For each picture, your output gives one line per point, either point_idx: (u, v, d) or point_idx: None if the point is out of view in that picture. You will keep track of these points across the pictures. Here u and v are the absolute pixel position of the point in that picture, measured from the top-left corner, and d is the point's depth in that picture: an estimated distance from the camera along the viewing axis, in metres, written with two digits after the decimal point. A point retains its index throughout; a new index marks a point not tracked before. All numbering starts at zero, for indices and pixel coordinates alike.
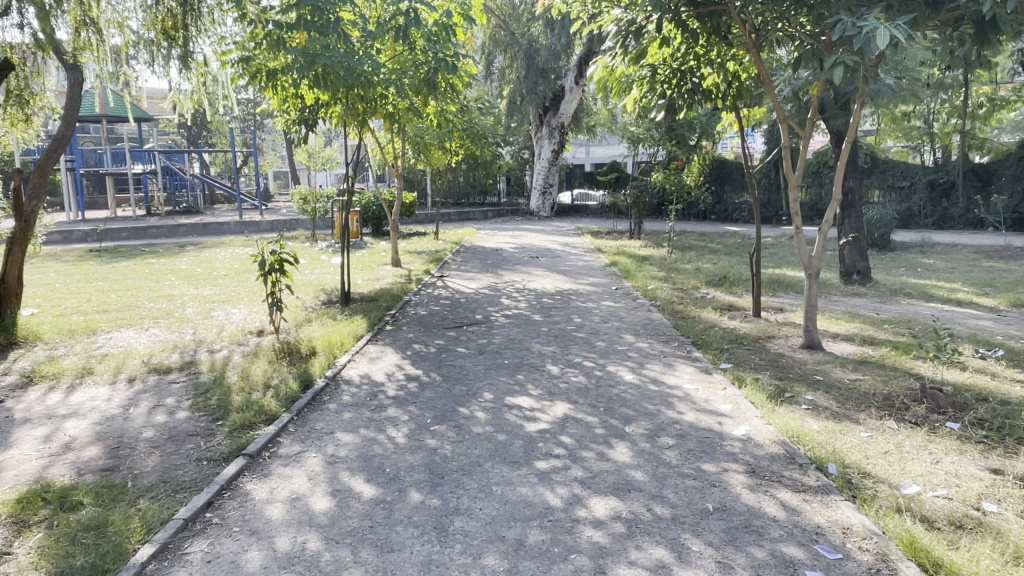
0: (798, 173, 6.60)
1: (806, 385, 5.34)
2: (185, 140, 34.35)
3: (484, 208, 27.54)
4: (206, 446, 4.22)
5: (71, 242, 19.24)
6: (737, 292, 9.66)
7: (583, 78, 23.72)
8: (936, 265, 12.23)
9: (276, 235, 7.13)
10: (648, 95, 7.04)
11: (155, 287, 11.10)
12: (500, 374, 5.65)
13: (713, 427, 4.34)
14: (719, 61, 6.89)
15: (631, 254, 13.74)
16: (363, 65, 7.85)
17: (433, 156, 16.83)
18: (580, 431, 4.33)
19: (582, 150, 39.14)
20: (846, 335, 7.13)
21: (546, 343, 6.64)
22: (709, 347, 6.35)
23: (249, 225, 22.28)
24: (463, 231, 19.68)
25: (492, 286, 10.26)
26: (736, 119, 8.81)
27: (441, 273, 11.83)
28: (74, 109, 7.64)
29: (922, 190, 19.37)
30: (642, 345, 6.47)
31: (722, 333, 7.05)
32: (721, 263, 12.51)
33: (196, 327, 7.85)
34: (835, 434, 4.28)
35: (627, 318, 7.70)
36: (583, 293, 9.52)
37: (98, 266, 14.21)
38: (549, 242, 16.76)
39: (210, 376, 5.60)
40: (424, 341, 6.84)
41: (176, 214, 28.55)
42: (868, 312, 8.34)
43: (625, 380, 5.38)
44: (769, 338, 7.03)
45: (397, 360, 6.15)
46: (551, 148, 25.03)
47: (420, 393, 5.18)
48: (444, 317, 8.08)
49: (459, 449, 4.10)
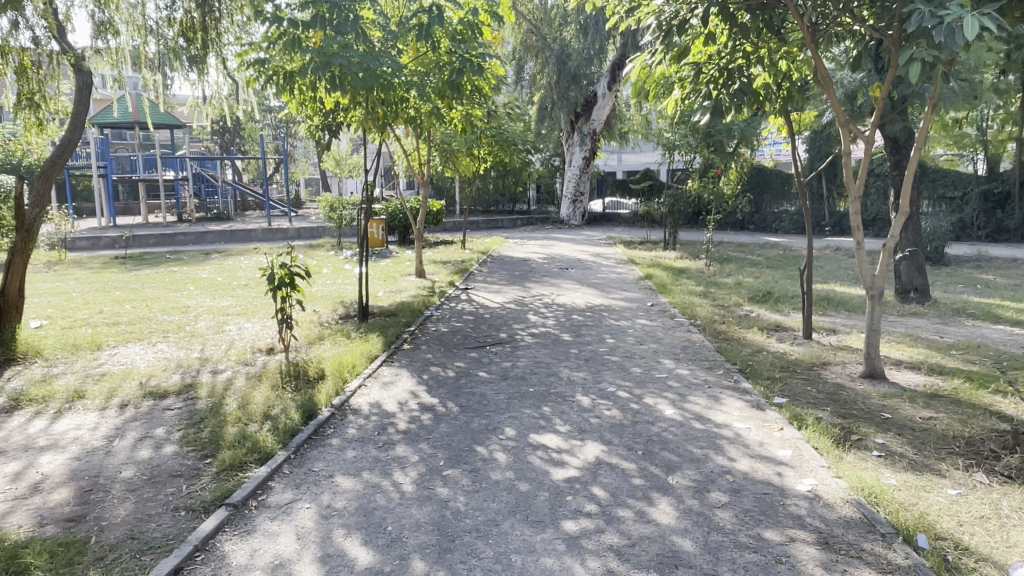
0: (863, 184, 5.94)
1: (873, 425, 4.67)
2: (217, 147, 34.46)
3: (513, 217, 27.04)
4: (187, 492, 3.71)
5: (99, 249, 19.19)
6: (782, 310, 8.95)
7: (617, 83, 23.12)
8: (998, 282, 11.36)
9: (288, 246, 6.65)
10: (693, 96, 6.36)
11: (171, 297, 10.77)
12: (525, 405, 5.07)
13: (772, 482, 3.71)
14: (770, 58, 6.24)
15: (666, 267, 13.06)
16: (383, 65, 7.36)
17: (461, 163, 16.38)
18: (615, 482, 3.72)
19: (615, 158, 38.44)
20: (910, 362, 6.42)
21: (576, 369, 6.04)
22: (758, 376, 5.70)
23: (275, 233, 22.08)
24: (491, 240, 19.16)
25: (519, 300, 9.69)
26: (783, 125, 8.12)
27: (466, 285, 11.32)
28: (84, 112, 7.24)
29: (975, 201, 18.38)
30: (683, 373, 5.83)
31: (771, 359, 6.40)
32: (762, 277, 11.79)
33: (205, 343, 7.43)
34: (917, 492, 3.62)
35: (664, 339, 7.07)
36: (616, 309, 8.89)
37: (120, 274, 14.01)
38: (580, 252, 16.19)
39: (207, 403, 5.13)
40: (442, 363, 6.30)
41: (206, 221, 28.55)
42: (931, 335, 7.59)
43: (665, 416, 4.75)
44: (824, 365, 6.36)
45: (412, 386, 5.60)
46: (582, 155, 24.48)
47: (435, 427, 4.62)
48: (467, 334, 7.54)
49: (474, 502, 3.52)
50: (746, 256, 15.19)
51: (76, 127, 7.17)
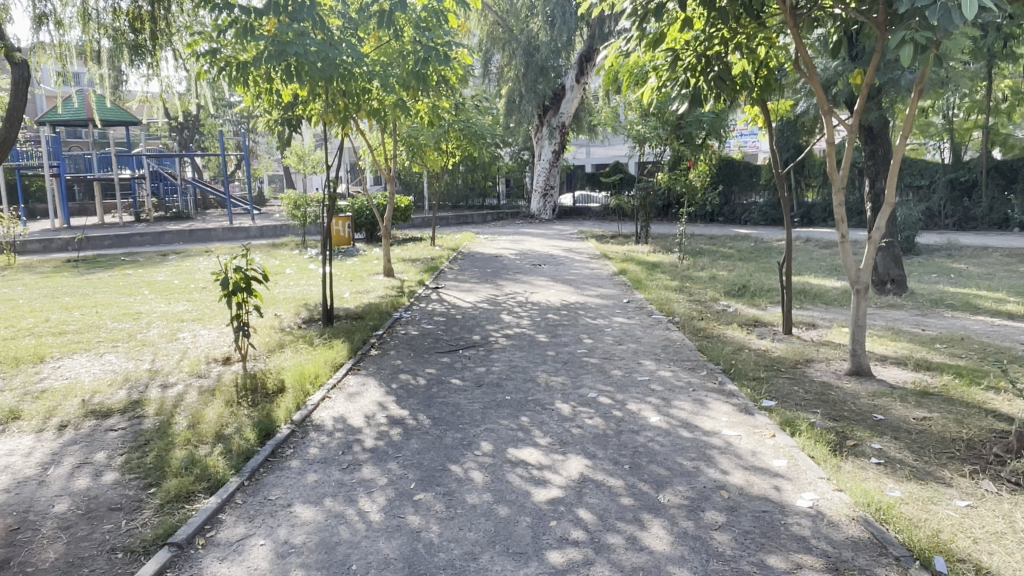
0: (847, 173, 5.71)
1: (868, 429, 4.43)
2: (176, 144, 33.42)
3: (483, 212, 26.66)
4: (127, 529, 3.31)
5: (51, 252, 18.35)
6: (761, 304, 8.75)
7: (586, 76, 22.92)
8: (971, 271, 11.32)
9: (243, 248, 6.21)
10: (669, 84, 6.07)
11: (124, 303, 10.21)
12: (501, 416, 4.74)
13: (771, 497, 3.43)
14: (748, 45, 5.97)
15: (639, 261, 12.84)
16: (343, 54, 6.95)
17: (428, 158, 15.96)
18: (602, 502, 3.42)
19: (583, 151, 38.24)
20: (895, 357, 6.24)
21: (554, 372, 5.73)
22: (743, 376, 5.45)
23: (237, 233, 21.51)
24: (461, 236, 18.78)
25: (492, 299, 9.35)
26: (759, 115, 7.89)
27: (436, 284, 10.95)
28: (19, 109, 6.58)
29: (942, 190, 18.52)
30: (666, 375, 5.55)
31: (754, 357, 6.16)
32: (737, 270, 11.60)
33: (158, 353, 6.96)
34: (924, 504, 3.39)
35: (644, 339, 6.79)
36: (592, 307, 8.60)
37: (72, 279, 13.32)
38: (552, 247, 15.90)
39: (155, 423, 4.71)
40: (412, 370, 5.94)
41: (166, 221, 27.63)
42: (913, 328, 7.44)
43: (651, 424, 4.46)
44: (808, 362, 6.15)
45: (379, 396, 5.23)
46: (551, 149, 24.21)
47: (405, 444, 4.26)
48: (438, 337, 7.18)
49: (448, 532, 3.19)
50: (720, 249, 15.06)
51: (9, 125, 6.54)
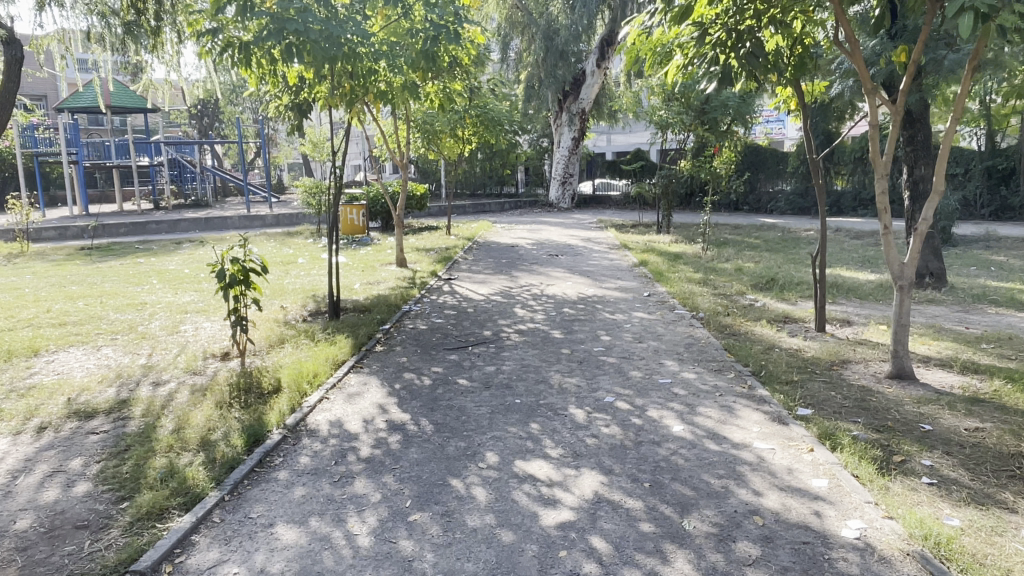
0: (891, 159, 5.22)
1: (916, 442, 4.00)
2: (194, 131, 33.36)
3: (501, 200, 26.25)
4: (89, 551, 2.99)
5: (66, 239, 18.24)
6: (790, 299, 8.28)
7: (606, 60, 22.45)
8: (1012, 263, 10.73)
9: (240, 239, 5.87)
10: (696, 61, 5.57)
11: (129, 292, 9.97)
12: (509, 422, 4.35)
13: (812, 526, 3.02)
14: (783, 18, 5.46)
15: (660, 251, 12.39)
16: (346, 32, 6.56)
17: (444, 145, 15.60)
18: (619, 528, 3.03)
19: (604, 138, 37.67)
20: (939, 359, 5.77)
21: (569, 373, 5.34)
22: (775, 380, 5.02)
23: (253, 220, 21.28)
24: (478, 224, 18.41)
25: (505, 292, 8.97)
26: (792, 98, 7.39)
27: (449, 275, 10.59)
28: (12, 91, 6.26)
29: (979, 178, 17.79)
30: (689, 377, 5.13)
31: (785, 357, 5.72)
32: (764, 262, 11.12)
33: (155, 347, 6.67)
34: (989, 535, 2.95)
35: (666, 336, 6.37)
36: (610, 301, 8.18)
37: (82, 267, 13.13)
38: (570, 237, 15.50)
39: (140, 426, 4.39)
40: (417, 369, 5.58)
41: (183, 208, 27.54)
42: (955, 326, 6.96)
43: (674, 434, 4.06)
44: (844, 364, 5.70)
45: (380, 398, 4.88)
46: (571, 136, 23.73)
47: (403, 453, 3.90)
48: (447, 333, 6.82)
49: (443, 562, 2.82)
50: (745, 239, 14.55)
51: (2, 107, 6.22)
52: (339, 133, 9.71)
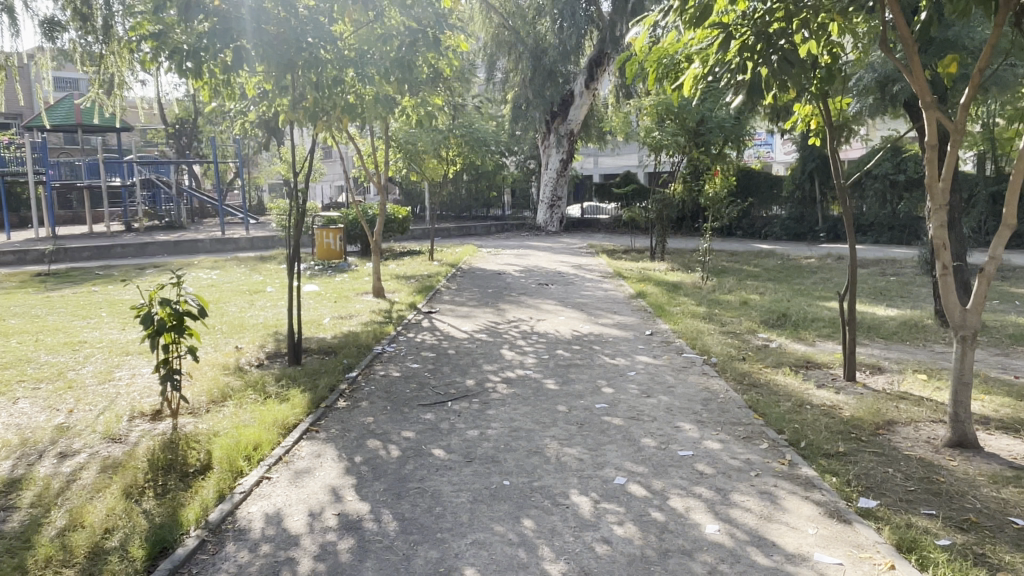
0: (949, 186, 4.36)
1: (1017, 548, 3.11)
2: (171, 150, 32.30)
3: (487, 223, 25.45)
4: None
5: (24, 264, 17.12)
6: (807, 338, 7.46)
7: (596, 81, 21.83)
8: None
9: (173, 276, 4.92)
10: (718, 68, 4.75)
11: (72, 327, 8.95)
12: (494, 518, 3.41)
13: None
14: (814, 21, 4.73)
15: (658, 281, 11.56)
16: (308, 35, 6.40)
17: (427, 166, 14.81)
18: None
19: (591, 160, 37.17)
20: (1001, 421, 4.89)
21: (568, 441, 4.41)
22: (819, 453, 4.11)
23: (226, 243, 20.28)
24: (463, 249, 17.56)
25: (491, 328, 8.04)
26: (814, 117, 6.61)
27: (429, 307, 9.70)
28: None
29: (983, 204, 17.25)
30: (714, 448, 4.21)
31: (821, 417, 4.84)
32: (770, 294, 10.31)
33: (80, 400, 5.64)
34: None
35: (678, 388, 5.48)
36: (608, 341, 7.29)
37: (32, 296, 12.09)
38: (559, 264, 14.67)
39: (22, 523, 3.40)
40: (384, 434, 4.63)
41: (156, 230, 26.45)
42: (1002, 375, 6.11)
43: (708, 540, 3.14)
44: (891, 427, 4.81)
45: (334, 478, 3.93)
46: (559, 157, 23.06)
47: (357, 570, 2.96)
48: (423, 383, 5.87)
49: None
50: (744, 267, 13.82)
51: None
52: (296, 150, 8.83)
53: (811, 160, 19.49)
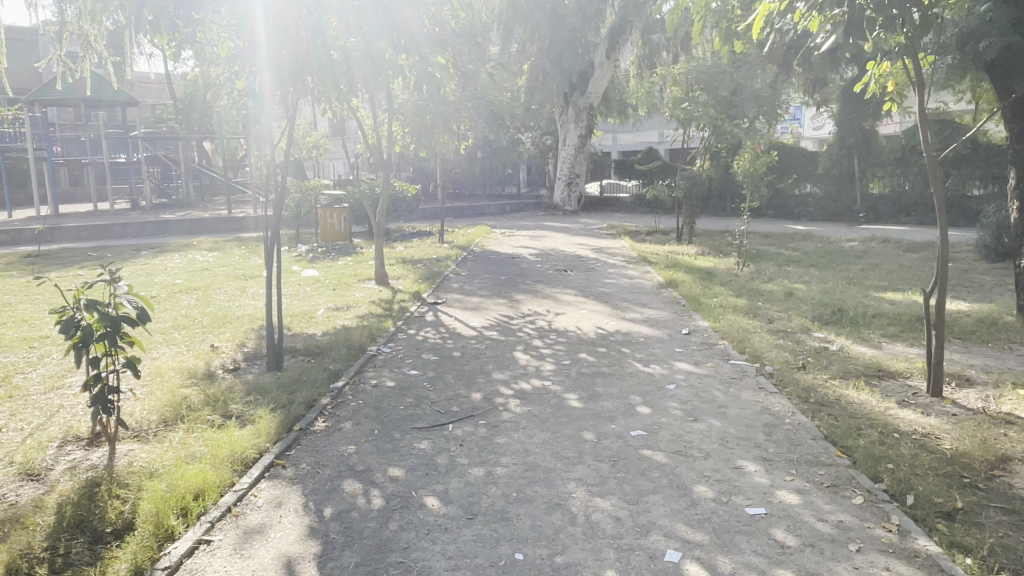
0: None
1: None
2: (177, 126, 31.37)
3: (502, 202, 24.32)
4: None
5: (17, 245, 16.27)
6: (871, 339, 6.41)
7: (617, 51, 20.53)
8: None
9: (107, 272, 3.96)
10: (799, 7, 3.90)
11: (36, 319, 8.02)
12: None
13: None
14: None
15: (688, 266, 10.51)
16: None
17: (439, 139, 13.74)
18: None
19: (611, 136, 35.86)
20: None
21: (598, 488, 3.42)
22: (932, 513, 3.11)
23: (229, 222, 19.34)
24: (475, 230, 16.52)
25: (503, 324, 7.06)
26: (890, 78, 5.55)
27: (436, 297, 8.73)
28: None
29: None
30: (793, 504, 3.21)
31: (919, 453, 3.82)
32: (816, 282, 9.22)
33: (13, 415, 4.71)
34: None
35: (732, 410, 4.47)
36: (638, 342, 6.26)
37: (12, 280, 11.20)
38: (578, 247, 13.62)
39: None
40: (367, 473, 3.66)
41: (162, 208, 25.59)
42: None
43: None
44: (1007, 465, 3.78)
45: (292, 544, 2.98)
46: (577, 132, 21.92)
47: None
48: (422, 396, 4.90)
49: None
50: (780, 251, 12.69)
51: None
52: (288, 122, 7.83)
53: (850, 134, 18.18)
